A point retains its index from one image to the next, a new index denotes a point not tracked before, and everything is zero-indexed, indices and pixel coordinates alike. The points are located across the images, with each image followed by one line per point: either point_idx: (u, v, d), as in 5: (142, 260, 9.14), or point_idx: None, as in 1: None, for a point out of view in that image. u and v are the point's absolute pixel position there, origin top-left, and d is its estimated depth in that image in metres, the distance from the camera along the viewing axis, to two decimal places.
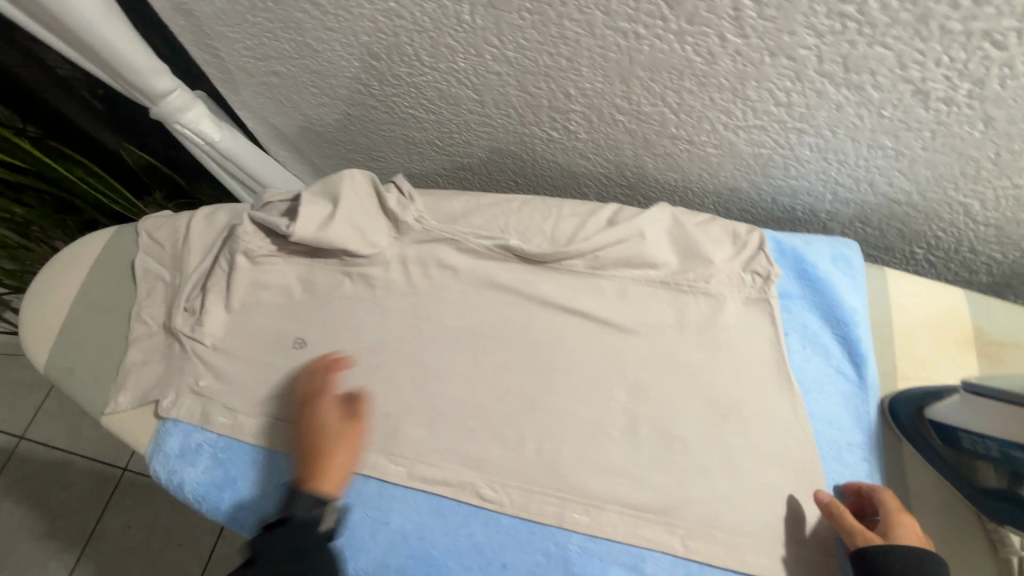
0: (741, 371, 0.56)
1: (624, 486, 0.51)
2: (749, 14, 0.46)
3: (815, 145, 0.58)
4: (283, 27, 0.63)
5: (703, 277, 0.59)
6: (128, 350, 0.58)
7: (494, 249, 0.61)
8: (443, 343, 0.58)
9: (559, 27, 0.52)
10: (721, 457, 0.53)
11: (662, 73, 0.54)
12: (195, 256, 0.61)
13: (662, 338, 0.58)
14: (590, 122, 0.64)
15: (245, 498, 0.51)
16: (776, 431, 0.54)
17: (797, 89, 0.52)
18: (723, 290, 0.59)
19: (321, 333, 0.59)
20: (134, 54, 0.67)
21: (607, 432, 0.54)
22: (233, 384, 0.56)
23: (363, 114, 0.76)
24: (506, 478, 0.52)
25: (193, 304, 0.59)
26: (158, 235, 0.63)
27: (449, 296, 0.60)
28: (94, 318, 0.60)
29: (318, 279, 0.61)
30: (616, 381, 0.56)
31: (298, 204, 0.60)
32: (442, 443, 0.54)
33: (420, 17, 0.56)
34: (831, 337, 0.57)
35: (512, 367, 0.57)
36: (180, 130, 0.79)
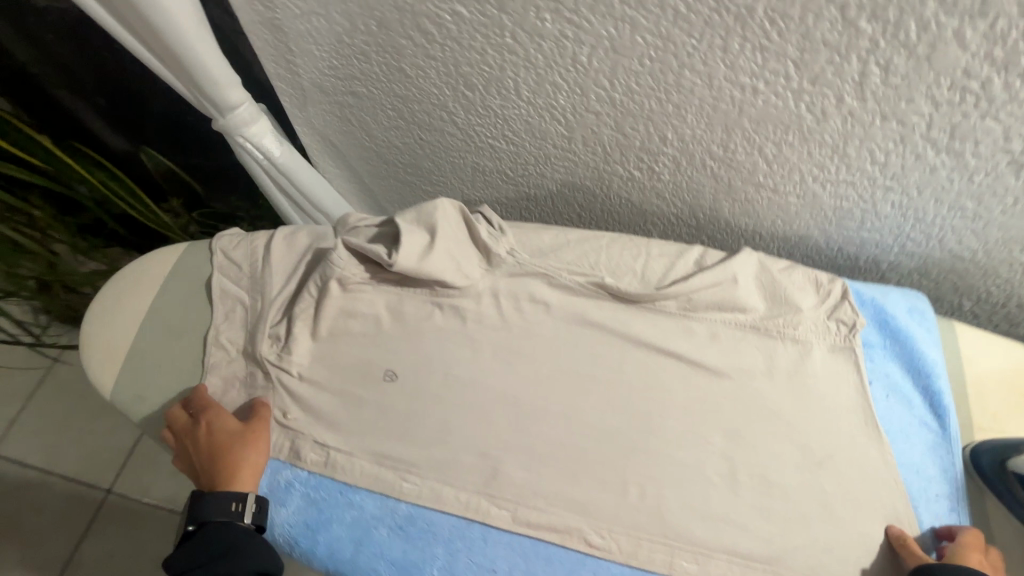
0: (830, 418, 0.57)
1: (726, 531, 0.52)
2: (873, 80, 0.48)
3: (898, 202, 0.61)
4: (380, 50, 0.62)
5: (792, 323, 0.60)
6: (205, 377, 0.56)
7: (587, 286, 0.61)
8: (536, 381, 0.57)
9: (677, 76, 0.54)
10: (818, 504, 0.54)
11: (768, 125, 0.56)
12: (277, 280, 0.59)
13: (753, 382, 0.58)
14: (677, 165, 0.66)
15: (342, 543, 0.50)
16: (867, 478, 0.55)
17: (897, 151, 0.54)
18: (810, 337, 0.60)
19: (412, 366, 0.57)
20: (214, 65, 0.65)
21: (708, 478, 0.54)
22: (327, 420, 0.54)
23: (437, 140, 0.75)
24: (612, 524, 0.52)
25: (277, 331, 0.56)
26: (235, 255, 0.60)
27: (541, 331, 0.59)
28: (167, 342, 0.57)
29: (407, 309, 0.59)
30: (711, 425, 0.56)
31: (391, 232, 0.59)
32: (543, 486, 0.53)
33: (533, 54, 0.56)
34: (912, 388, 0.59)
35: (608, 408, 0.56)
36: (242, 144, 0.76)
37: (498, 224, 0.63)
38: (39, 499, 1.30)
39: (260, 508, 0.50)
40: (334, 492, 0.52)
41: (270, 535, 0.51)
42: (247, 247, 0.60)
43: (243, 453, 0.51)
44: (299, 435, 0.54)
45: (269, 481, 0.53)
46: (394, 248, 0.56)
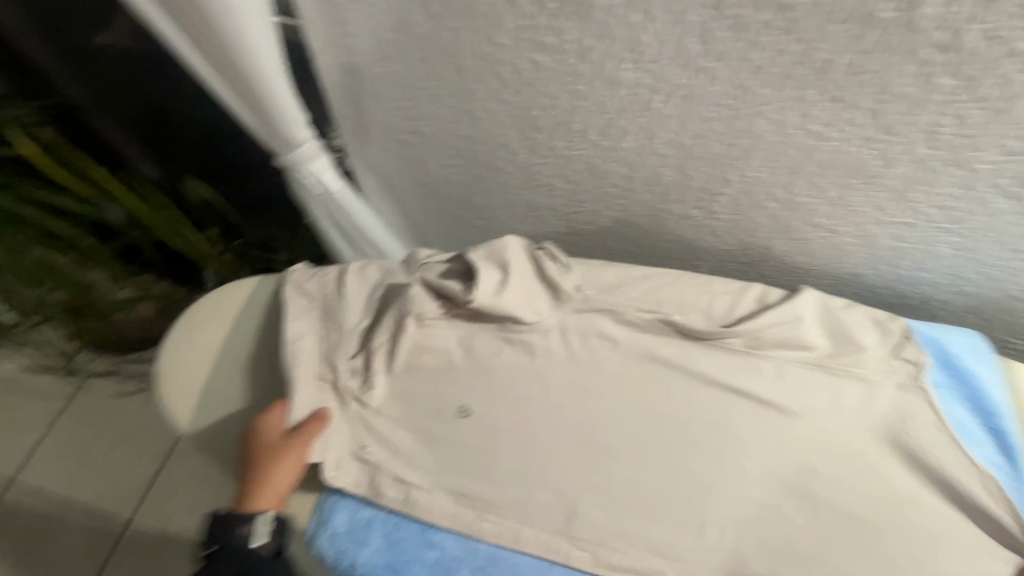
0: (905, 459, 0.57)
1: (808, 574, 0.51)
2: (945, 131, 0.50)
3: (957, 244, 0.62)
4: (453, 94, 0.64)
5: (857, 362, 0.60)
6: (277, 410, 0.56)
7: (654, 322, 0.61)
8: (609, 418, 0.57)
9: (748, 123, 0.56)
10: (905, 548, 0.53)
11: (833, 170, 0.58)
12: (350, 315, 0.59)
13: (824, 421, 0.58)
14: (735, 206, 0.67)
15: None
16: (951, 520, 0.54)
17: (962, 196, 0.56)
18: (877, 375, 0.60)
19: (486, 402, 0.57)
20: (288, 105, 0.67)
21: (788, 520, 0.54)
22: (402, 455, 0.55)
23: (495, 178, 0.77)
24: (696, 568, 0.51)
25: (353, 365, 0.57)
26: (308, 288, 0.61)
27: (611, 368, 0.60)
28: (240, 376, 0.58)
29: (478, 344, 0.59)
30: (786, 465, 0.56)
31: (463, 269, 0.60)
32: (624, 528, 0.53)
33: (606, 101, 0.58)
34: (981, 429, 0.59)
35: (682, 447, 0.56)
36: (303, 179, 0.78)
37: (564, 261, 0.63)
38: (58, 531, 1.27)
39: (279, 529, 0.51)
40: (414, 530, 0.52)
41: (350, 573, 0.52)
42: (319, 283, 0.61)
43: (276, 458, 0.52)
44: (376, 468, 0.54)
45: (349, 518, 0.53)
46: (470, 286, 0.57)
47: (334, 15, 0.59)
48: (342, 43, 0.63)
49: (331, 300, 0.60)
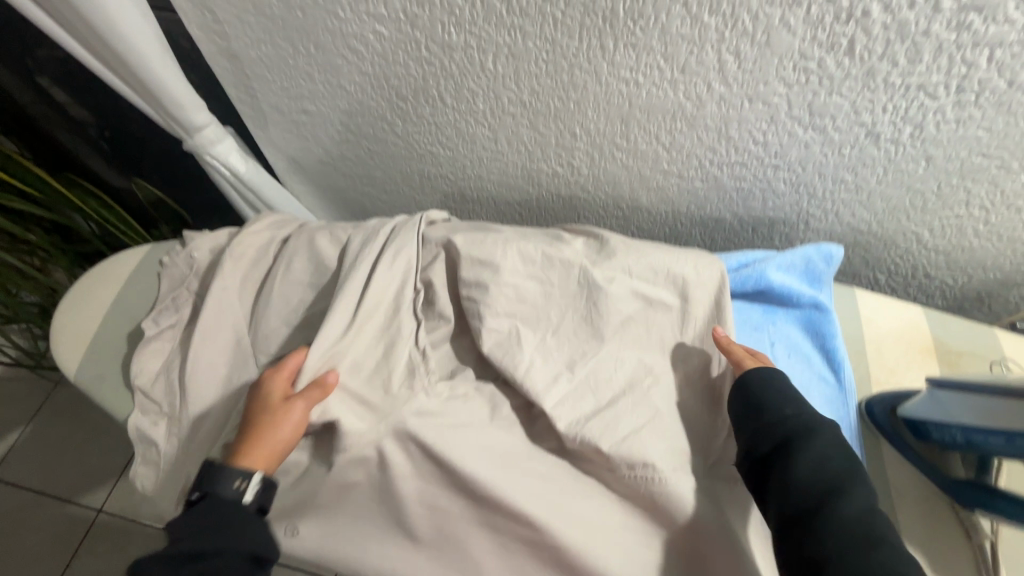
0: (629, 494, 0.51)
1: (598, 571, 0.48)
2: (731, 68, 0.55)
3: (788, 179, 0.67)
4: (321, 70, 0.71)
5: (641, 260, 0.60)
6: (139, 354, 0.60)
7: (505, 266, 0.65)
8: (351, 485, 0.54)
9: (570, 75, 0.61)
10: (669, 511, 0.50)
11: (657, 115, 0.63)
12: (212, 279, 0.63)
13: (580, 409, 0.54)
14: (592, 158, 0.72)
15: None
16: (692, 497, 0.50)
17: (771, 130, 0.61)
18: (663, 274, 0.59)
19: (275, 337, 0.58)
20: (179, 90, 0.74)
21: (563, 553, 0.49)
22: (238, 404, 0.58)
23: (383, 150, 0.83)
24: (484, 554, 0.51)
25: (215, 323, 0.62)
26: (178, 257, 0.66)
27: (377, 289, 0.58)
28: None
29: None
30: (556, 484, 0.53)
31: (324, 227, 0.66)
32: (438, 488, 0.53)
33: (448, 65, 0.64)
34: (812, 347, 0.64)
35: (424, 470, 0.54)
36: (210, 161, 0.84)
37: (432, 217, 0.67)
38: (33, 521, 1.31)
39: None
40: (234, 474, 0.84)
41: None
42: (191, 243, 0.66)
43: None
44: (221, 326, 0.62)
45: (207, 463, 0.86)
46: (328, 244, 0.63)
47: (203, 5, 0.67)
48: (217, 30, 0.70)
49: (211, 259, 0.65)
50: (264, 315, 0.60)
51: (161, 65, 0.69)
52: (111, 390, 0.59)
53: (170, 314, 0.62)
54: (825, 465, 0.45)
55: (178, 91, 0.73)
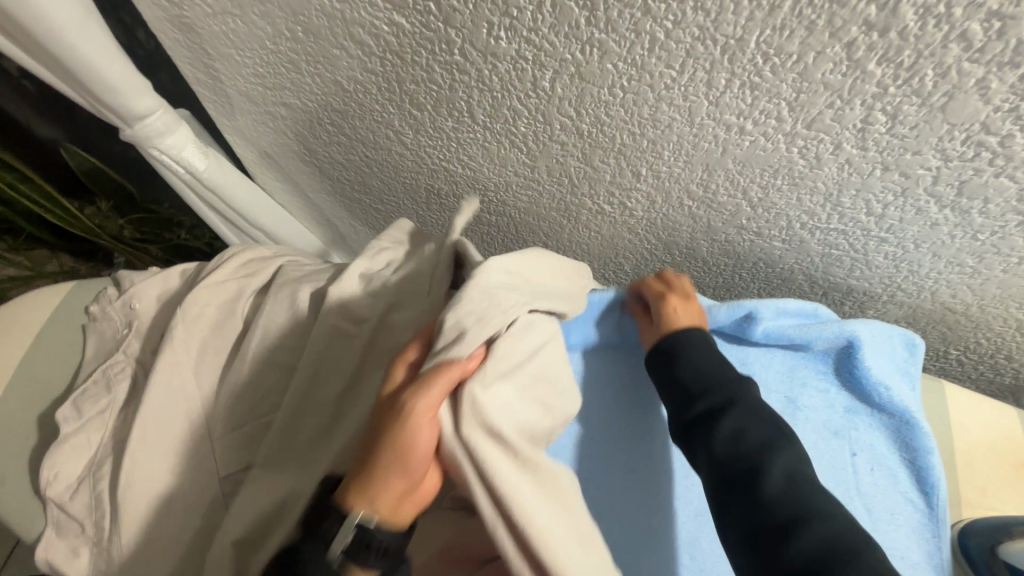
0: None
1: None
2: (877, 129, 0.41)
3: (891, 254, 0.55)
4: (311, 60, 0.53)
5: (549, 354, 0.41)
6: (52, 448, 0.45)
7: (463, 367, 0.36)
8: None
9: (653, 109, 0.46)
10: None
11: (753, 168, 0.49)
12: (157, 347, 0.47)
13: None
14: (651, 203, 0.58)
15: None
16: None
17: (896, 203, 0.48)
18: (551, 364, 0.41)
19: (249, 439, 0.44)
20: (113, 69, 0.54)
21: None
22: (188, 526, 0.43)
23: (384, 159, 0.66)
24: None
25: (154, 393, 0.46)
26: (112, 308, 0.50)
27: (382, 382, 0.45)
28: None
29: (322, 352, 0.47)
30: None
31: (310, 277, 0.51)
32: None
33: (488, 76, 0.48)
34: (898, 461, 0.54)
35: None
36: (157, 156, 0.66)
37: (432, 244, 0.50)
38: None
39: None
40: None
41: None
42: (131, 290, 0.50)
43: None
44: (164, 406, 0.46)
45: None
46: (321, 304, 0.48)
47: None
48: None
49: (155, 316, 0.49)
50: (231, 405, 0.46)
51: (85, 35, 0.50)
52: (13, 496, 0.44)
53: (98, 394, 0.46)
54: (741, 440, 0.41)
55: (110, 72, 0.54)
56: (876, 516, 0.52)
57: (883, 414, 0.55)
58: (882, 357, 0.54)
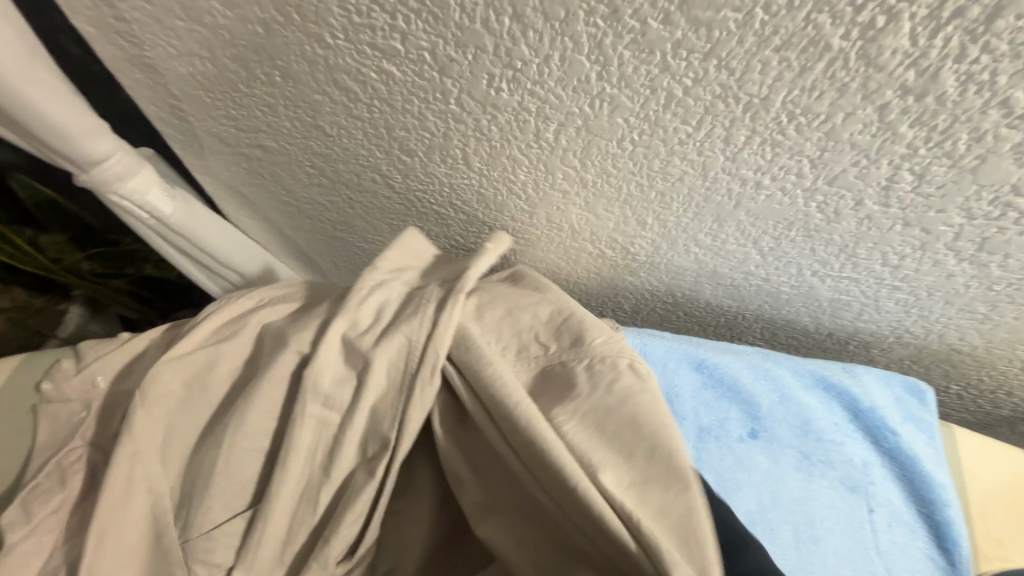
0: None
1: None
2: (901, 187, 0.39)
3: (903, 300, 0.53)
4: (289, 104, 0.49)
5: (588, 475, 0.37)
6: None
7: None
8: None
9: (664, 163, 0.43)
10: None
11: (767, 220, 0.46)
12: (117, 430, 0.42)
13: None
14: (655, 249, 0.55)
15: None
16: None
17: (914, 255, 0.46)
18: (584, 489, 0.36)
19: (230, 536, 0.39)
20: (63, 113, 0.48)
21: None
22: None
23: (370, 202, 0.61)
24: None
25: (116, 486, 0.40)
26: (66, 387, 0.44)
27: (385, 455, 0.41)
28: None
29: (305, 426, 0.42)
30: None
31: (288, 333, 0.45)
32: None
33: (487, 126, 0.44)
34: (917, 516, 0.52)
35: None
36: (117, 202, 0.60)
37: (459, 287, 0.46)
38: None
39: None
40: None
41: None
42: (90, 365, 0.44)
43: None
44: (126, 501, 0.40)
45: None
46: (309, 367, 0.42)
47: None
48: (121, 30, 0.45)
49: (116, 394, 0.44)
50: (206, 498, 0.40)
51: (32, 81, 0.45)
52: None
53: (50, 488, 0.41)
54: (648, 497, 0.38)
55: (64, 120, 0.49)
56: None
57: (893, 464, 0.54)
58: (889, 403, 0.54)
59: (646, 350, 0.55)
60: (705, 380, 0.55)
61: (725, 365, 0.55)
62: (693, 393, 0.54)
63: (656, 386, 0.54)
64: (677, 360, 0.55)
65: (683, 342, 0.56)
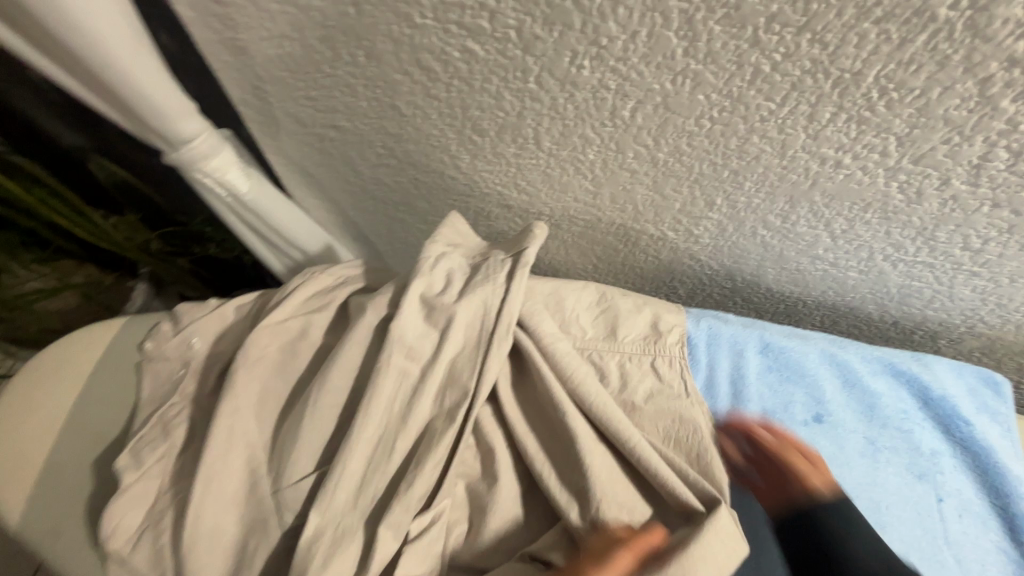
0: None
1: None
2: (994, 166, 0.38)
3: (981, 287, 0.51)
4: (369, 84, 0.51)
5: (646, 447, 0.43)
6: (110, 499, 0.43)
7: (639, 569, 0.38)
8: None
9: (742, 141, 0.43)
10: None
11: (843, 201, 0.46)
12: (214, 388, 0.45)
13: None
14: (721, 231, 0.55)
15: None
16: None
17: (999, 239, 0.45)
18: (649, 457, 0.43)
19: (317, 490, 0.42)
20: (160, 93, 0.52)
21: None
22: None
23: (435, 182, 0.63)
24: None
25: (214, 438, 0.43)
26: (166, 348, 0.48)
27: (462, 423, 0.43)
28: None
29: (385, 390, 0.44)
30: None
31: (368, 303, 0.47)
32: None
33: (563, 105, 0.45)
34: (989, 508, 0.51)
35: None
36: (200, 179, 0.63)
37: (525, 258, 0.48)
38: None
39: None
40: None
41: None
42: (188, 328, 0.48)
43: None
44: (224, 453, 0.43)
45: None
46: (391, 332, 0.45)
47: None
48: (217, 13, 0.48)
49: (211, 355, 0.47)
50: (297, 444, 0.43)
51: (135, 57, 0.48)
52: (70, 550, 0.42)
53: (155, 439, 0.44)
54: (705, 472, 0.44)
55: (159, 98, 0.52)
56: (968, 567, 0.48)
57: (964, 453, 0.52)
58: (962, 392, 0.53)
59: (714, 330, 0.55)
60: (771, 365, 0.54)
61: (792, 349, 0.55)
62: (758, 377, 0.54)
63: (723, 366, 0.54)
64: (742, 344, 0.55)
65: (748, 326, 0.56)
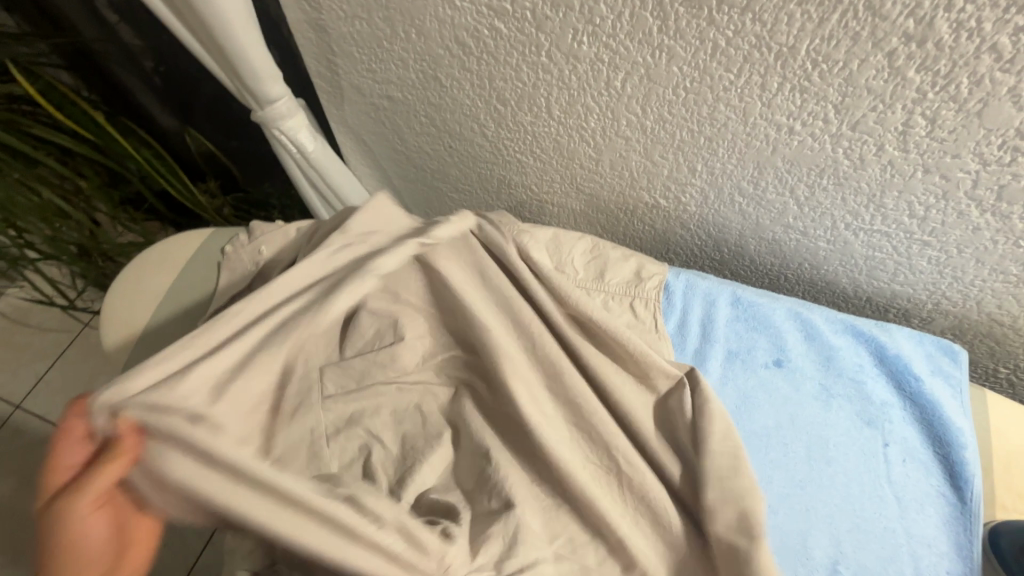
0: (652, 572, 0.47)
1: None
2: (917, 132, 0.46)
3: (935, 258, 0.57)
4: (417, 58, 0.63)
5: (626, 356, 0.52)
6: None
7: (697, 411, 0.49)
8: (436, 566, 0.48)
9: (711, 109, 0.52)
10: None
11: (801, 167, 0.54)
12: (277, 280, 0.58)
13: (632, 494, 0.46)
14: (704, 199, 0.64)
15: None
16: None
17: (938, 206, 0.52)
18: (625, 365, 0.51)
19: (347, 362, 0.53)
20: (258, 59, 0.66)
21: None
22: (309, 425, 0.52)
23: (466, 150, 0.75)
24: None
25: None
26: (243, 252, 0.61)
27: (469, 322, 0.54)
28: None
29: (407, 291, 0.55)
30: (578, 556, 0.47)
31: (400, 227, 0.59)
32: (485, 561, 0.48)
33: (568, 75, 0.56)
34: (932, 456, 0.56)
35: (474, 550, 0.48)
36: (277, 136, 0.78)
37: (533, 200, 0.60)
38: None
39: None
40: None
41: None
42: (260, 237, 0.60)
43: None
44: None
45: None
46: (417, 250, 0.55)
47: None
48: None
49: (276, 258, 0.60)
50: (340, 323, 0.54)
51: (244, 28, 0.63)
52: None
53: None
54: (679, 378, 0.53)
55: (257, 62, 0.66)
56: (905, 503, 0.54)
57: (914, 408, 0.58)
58: (918, 354, 0.58)
59: (692, 283, 0.63)
60: (741, 317, 0.62)
61: (761, 305, 0.62)
62: (729, 327, 0.62)
63: (696, 313, 0.62)
64: (716, 298, 0.62)
65: (724, 284, 0.64)
